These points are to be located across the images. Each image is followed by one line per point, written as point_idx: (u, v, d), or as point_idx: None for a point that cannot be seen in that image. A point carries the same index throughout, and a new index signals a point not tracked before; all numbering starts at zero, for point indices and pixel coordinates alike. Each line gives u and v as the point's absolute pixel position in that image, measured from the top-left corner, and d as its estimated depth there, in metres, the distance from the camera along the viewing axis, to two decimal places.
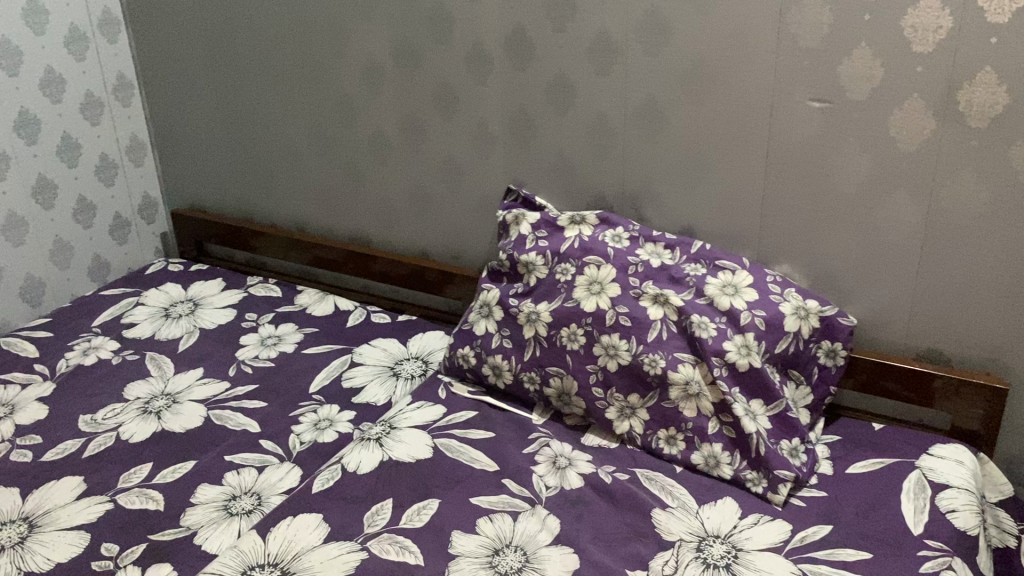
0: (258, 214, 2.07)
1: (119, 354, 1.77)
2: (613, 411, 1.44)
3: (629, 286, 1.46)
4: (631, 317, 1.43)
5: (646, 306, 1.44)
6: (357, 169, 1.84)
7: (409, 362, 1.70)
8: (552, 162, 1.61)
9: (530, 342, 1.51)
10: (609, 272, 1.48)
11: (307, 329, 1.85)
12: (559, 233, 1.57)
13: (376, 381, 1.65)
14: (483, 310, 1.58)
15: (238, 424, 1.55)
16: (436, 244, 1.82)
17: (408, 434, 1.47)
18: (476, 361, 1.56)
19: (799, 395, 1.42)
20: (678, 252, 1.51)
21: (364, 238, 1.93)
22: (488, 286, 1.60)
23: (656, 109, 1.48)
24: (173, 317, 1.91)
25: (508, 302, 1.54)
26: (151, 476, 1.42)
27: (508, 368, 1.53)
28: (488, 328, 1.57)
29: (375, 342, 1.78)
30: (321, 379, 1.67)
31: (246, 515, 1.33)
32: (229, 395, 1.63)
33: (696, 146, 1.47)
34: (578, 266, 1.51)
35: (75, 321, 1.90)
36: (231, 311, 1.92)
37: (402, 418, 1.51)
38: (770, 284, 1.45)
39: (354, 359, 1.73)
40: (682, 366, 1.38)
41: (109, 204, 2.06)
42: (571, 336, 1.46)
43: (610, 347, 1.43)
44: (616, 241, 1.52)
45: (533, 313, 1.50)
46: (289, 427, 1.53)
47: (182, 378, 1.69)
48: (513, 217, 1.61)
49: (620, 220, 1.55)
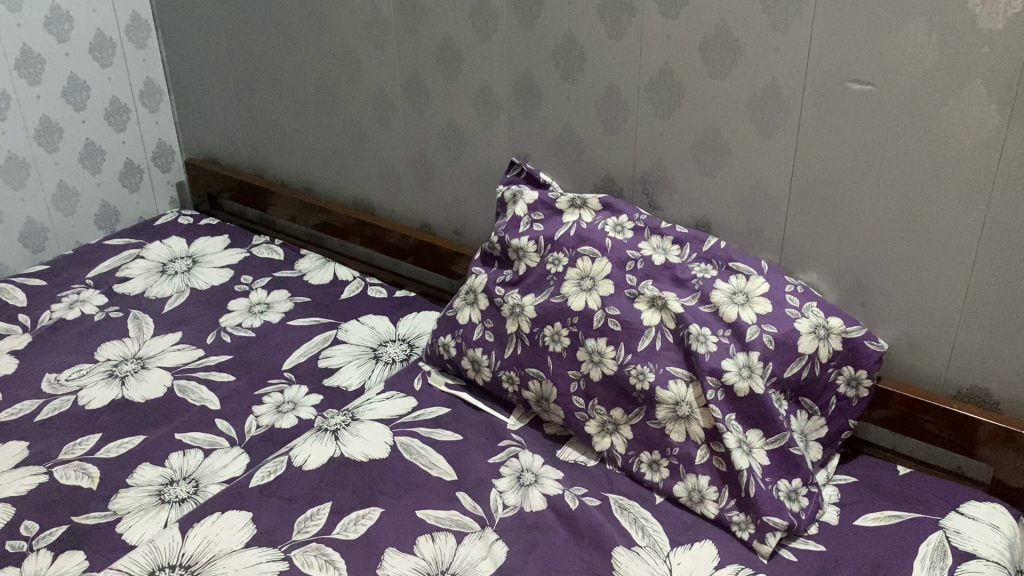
0: (268, 170, 1.95)
1: (103, 310, 1.70)
2: (593, 425, 1.27)
3: (623, 286, 1.28)
4: (621, 321, 1.25)
5: (640, 309, 1.26)
6: (362, 128, 1.71)
7: (393, 345, 1.57)
8: (560, 136, 1.44)
9: (512, 338, 1.35)
10: (605, 267, 1.30)
11: (299, 298, 1.72)
12: (557, 218, 1.39)
13: (354, 364, 1.52)
14: (468, 297, 1.43)
15: (199, 398, 1.45)
16: (439, 216, 1.68)
17: (368, 428, 1.33)
18: (456, 352, 1.42)
19: (810, 426, 1.21)
20: (687, 249, 1.31)
21: (369, 204, 1.79)
22: (477, 270, 1.44)
23: (672, 81, 1.27)
24: (168, 274, 1.83)
25: (493, 291, 1.39)
26: (95, 449, 1.34)
27: (487, 364, 1.38)
28: (472, 317, 1.41)
29: (365, 318, 1.65)
30: (298, 355, 1.55)
31: (178, 504, 1.23)
32: (200, 365, 1.53)
33: (716, 127, 1.27)
34: (571, 257, 1.33)
35: (71, 270, 1.84)
36: (228, 273, 1.82)
37: (367, 409, 1.38)
38: (788, 295, 1.24)
39: (337, 337, 1.60)
40: (673, 383, 1.20)
41: (119, 151, 1.98)
42: (554, 336, 1.30)
43: (594, 353, 1.26)
44: (617, 232, 1.34)
45: (516, 306, 1.35)
46: (249, 407, 1.42)
47: (158, 342, 1.60)
48: (511, 194, 1.45)
49: (626, 206, 1.36)
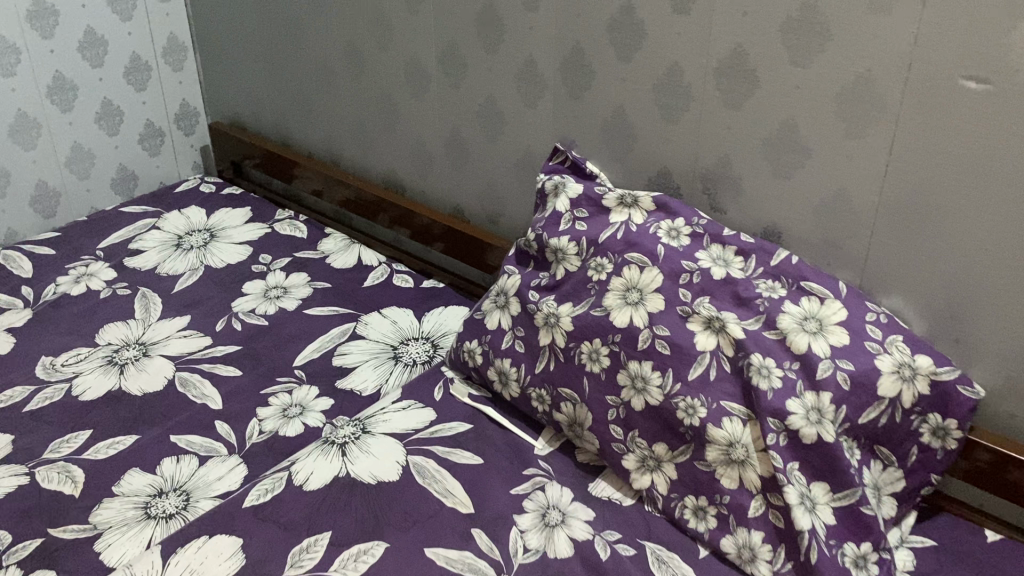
0: (295, 138, 1.81)
1: (110, 287, 1.58)
2: (632, 459, 1.11)
3: (675, 302, 1.12)
4: (670, 343, 1.09)
5: (694, 331, 1.09)
6: (394, 99, 1.54)
7: (415, 344, 1.42)
8: (611, 122, 1.26)
9: (545, 352, 1.19)
10: (656, 278, 1.13)
11: (319, 283, 1.58)
12: (603, 217, 1.23)
13: (370, 365, 1.38)
14: (498, 300, 1.28)
15: (200, 395, 1.32)
16: (473, 201, 1.52)
17: (380, 444, 1.20)
18: (482, 360, 1.27)
19: (884, 478, 1.04)
20: (752, 262, 1.13)
21: (399, 183, 1.64)
22: (510, 269, 1.29)
23: (745, 65, 1.09)
24: (183, 248, 1.70)
25: (526, 296, 1.23)
26: (83, 449, 1.22)
27: (516, 378, 1.23)
28: (501, 323, 1.26)
29: (387, 311, 1.50)
30: (311, 350, 1.41)
31: (164, 521, 1.11)
32: (205, 355, 1.41)
33: (794, 122, 1.08)
34: (616, 263, 1.17)
35: (82, 239, 1.72)
36: (246, 250, 1.69)
37: (380, 420, 1.24)
38: (869, 326, 1.06)
39: (355, 331, 1.46)
40: (727, 421, 1.04)
41: (139, 111, 1.85)
42: (592, 354, 1.14)
43: (637, 378, 1.10)
44: (672, 238, 1.17)
45: (552, 315, 1.19)
46: (253, 409, 1.29)
47: (164, 327, 1.48)
48: (552, 186, 1.29)
49: (682, 207, 1.19)
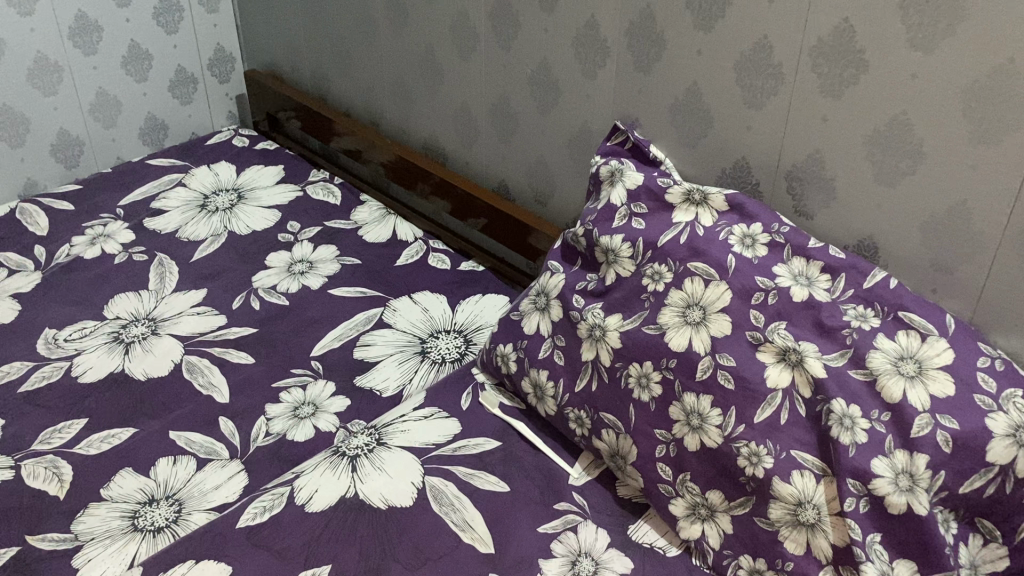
0: (333, 93, 1.65)
1: (126, 252, 1.47)
2: (680, 505, 0.96)
3: (744, 326, 0.94)
4: (734, 376, 0.93)
5: (764, 364, 0.92)
6: (438, 58, 1.37)
7: (446, 339, 1.27)
8: (682, 102, 1.08)
9: (587, 369, 1.04)
10: (723, 295, 0.96)
11: (347, 259, 1.44)
12: (665, 215, 1.05)
13: (394, 360, 1.24)
14: (538, 301, 1.12)
15: (207, 385, 1.20)
16: (520, 178, 1.35)
17: (394, 461, 1.06)
18: (517, 368, 1.12)
19: (985, 556, 0.83)
20: (841, 282, 0.95)
21: (440, 151, 1.48)
22: (554, 266, 1.13)
23: (850, 46, 0.89)
24: (207, 211, 1.57)
25: (570, 302, 1.07)
26: (76, 441, 1.12)
27: (552, 395, 1.07)
28: (540, 328, 1.11)
29: (418, 296, 1.35)
30: (331, 339, 1.28)
31: (151, 536, 1.00)
32: (217, 338, 1.28)
33: (908, 118, 0.88)
34: (677, 273, 1.00)
35: (104, 194, 1.61)
36: (274, 216, 1.55)
37: (399, 430, 1.11)
38: (981, 374, 0.86)
39: (382, 318, 1.32)
40: (798, 475, 0.88)
41: (170, 56, 1.72)
42: (641, 380, 0.98)
43: (692, 414, 0.94)
44: (745, 247, 0.99)
45: (597, 328, 1.03)
46: (263, 405, 1.17)
47: (177, 301, 1.36)
48: (608, 172, 1.12)
49: (760, 210, 1.01)
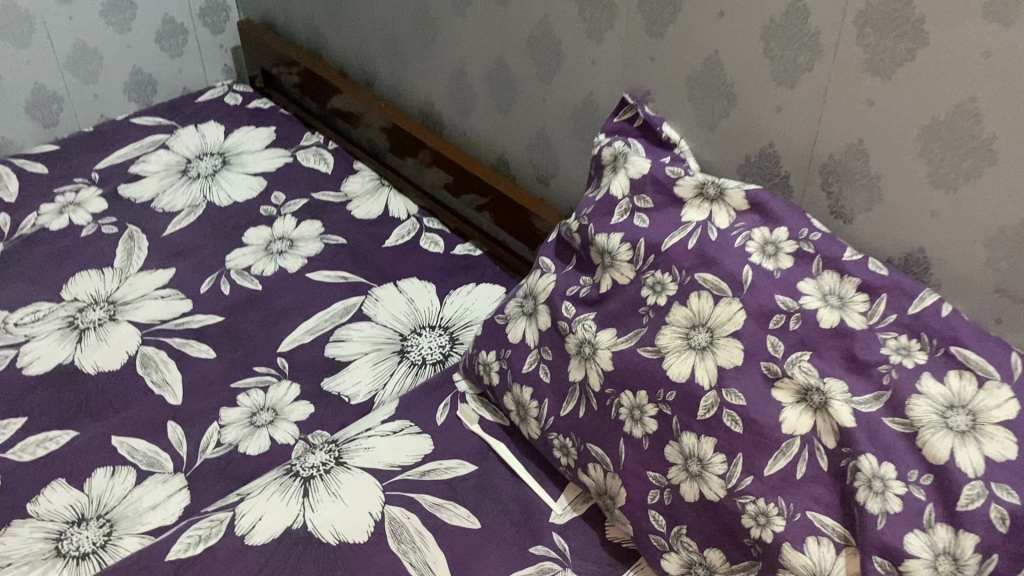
0: (328, 48, 1.50)
1: (96, 223, 1.34)
2: (674, 562, 0.81)
3: (758, 356, 0.78)
4: (743, 418, 0.77)
5: (780, 405, 0.76)
6: (431, 13, 1.20)
7: (429, 337, 1.13)
8: (700, 75, 0.90)
9: (574, 392, 0.89)
10: (735, 317, 0.80)
11: (332, 238, 1.29)
12: (673, 212, 0.89)
13: (369, 361, 1.10)
14: (525, 305, 0.97)
15: (160, 382, 1.08)
16: (521, 153, 1.19)
17: (352, 486, 0.93)
18: (499, 380, 0.98)
19: None
20: (881, 305, 0.77)
21: (438, 118, 1.32)
22: (546, 264, 0.98)
23: (905, 15, 0.70)
24: (188, 177, 1.44)
25: (559, 309, 0.92)
26: (10, 444, 1.01)
27: (536, 417, 0.93)
28: (526, 336, 0.96)
29: (404, 284, 1.21)
30: (302, 332, 1.14)
31: (74, 564, 0.88)
32: (178, 327, 1.16)
33: (975, 107, 0.69)
34: (682, 285, 0.84)
35: (80, 156, 1.49)
36: (259, 186, 1.41)
37: (362, 448, 0.97)
38: None
39: (361, 309, 1.17)
40: (813, 544, 0.73)
41: (155, 5, 1.57)
42: (633, 412, 0.83)
43: (691, 459, 0.79)
44: (765, 258, 0.82)
45: (587, 344, 0.88)
46: (217, 410, 1.04)
47: (142, 282, 1.23)
48: (610, 156, 0.95)
49: (787, 212, 0.84)
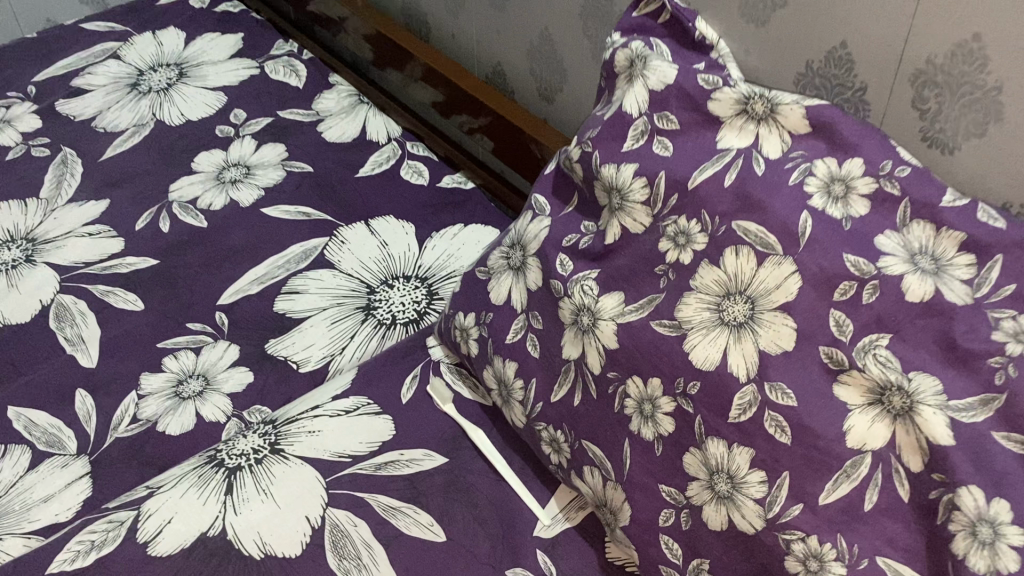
0: None
1: (25, 144, 1.14)
2: None
3: (816, 339, 0.56)
4: (792, 424, 0.56)
5: (845, 409, 0.55)
6: None
7: (402, 291, 0.92)
8: None
9: (568, 374, 0.69)
10: (787, 285, 0.58)
11: (295, 165, 1.06)
12: (705, 136, 0.65)
13: (326, 319, 0.90)
14: (511, 257, 0.76)
15: (75, 340, 0.89)
16: (522, 61, 0.96)
17: (286, 482, 0.74)
18: (478, 351, 0.77)
19: None
20: (992, 270, 0.53)
21: (427, 20, 1.10)
22: (539, 204, 0.76)
23: None
24: (138, 92, 1.22)
25: (552, 264, 0.71)
26: None
27: (521, 402, 0.73)
28: (511, 297, 0.74)
29: (377, 224, 0.98)
30: (250, 282, 0.94)
31: None
32: (104, 271, 0.96)
33: None
34: (714, 238, 0.61)
35: (17, 66, 1.28)
36: (217, 102, 1.18)
37: (304, 431, 0.78)
38: None
39: (323, 254, 0.96)
40: None
41: None
42: (643, 407, 0.63)
43: (717, 474, 0.59)
44: (830, 202, 0.59)
45: (586, 313, 0.67)
46: (138, 376, 0.85)
47: (69, 216, 1.04)
48: (626, 60, 0.72)
49: (863, 136, 0.60)
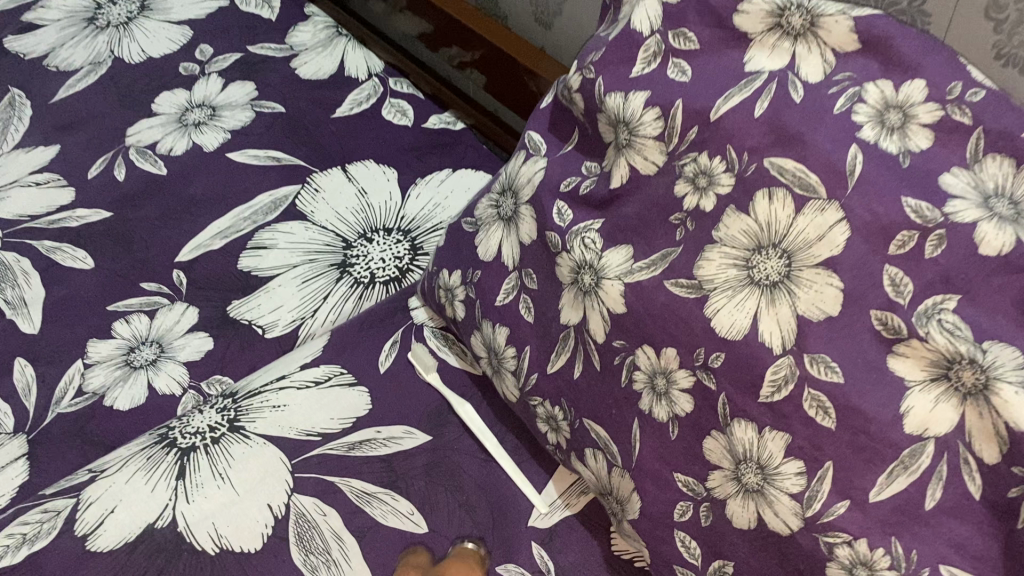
0: None
1: None
2: None
3: (867, 303, 0.46)
4: (837, 405, 0.46)
5: (902, 386, 0.45)
6: None
7: (382, 246, 0.81)
8: None
9: (567, 342, 0.59)
10: (831, 236, 0.47)
11: (265, 105, 0.95)
12: (730, 56, 0.54)
13: (296, 278, 0.80)
14: (501, 204, 0.65)
15: (16, 303, 0.80)
16: None
17: (246, 465, 0.64)
18: (466, 313, 0.68)
19: None
20: None
21: None
22: (535, 143, 0.65)
23: None
24: (94, 26, 1.09)
25: (548, 212, 0.60)
26: None
27: (513, 373, 0.64)
28: (502, 251, 0.64)
29: (354, 169, 0.88)
30: (212, 236, 0.83)
31: None
32: (51, 226, 0.86)
33: None
34: (741, 179, 0.51)
35: None
36: (183, 37, 1.06)
37: (266, 405, 0.68)
38: None
39: (296, 205, 0.85)
40: None
41: None
42: (655, 381, 0.53)
43: (745, 462, 0.50)
44: (884, 133, 0.47)
45: (587, 271, 0.57)
46: (85, 344, 0.76)
47: (14, 163, 0.93)
48: None
49: (926, 53, 0.48)
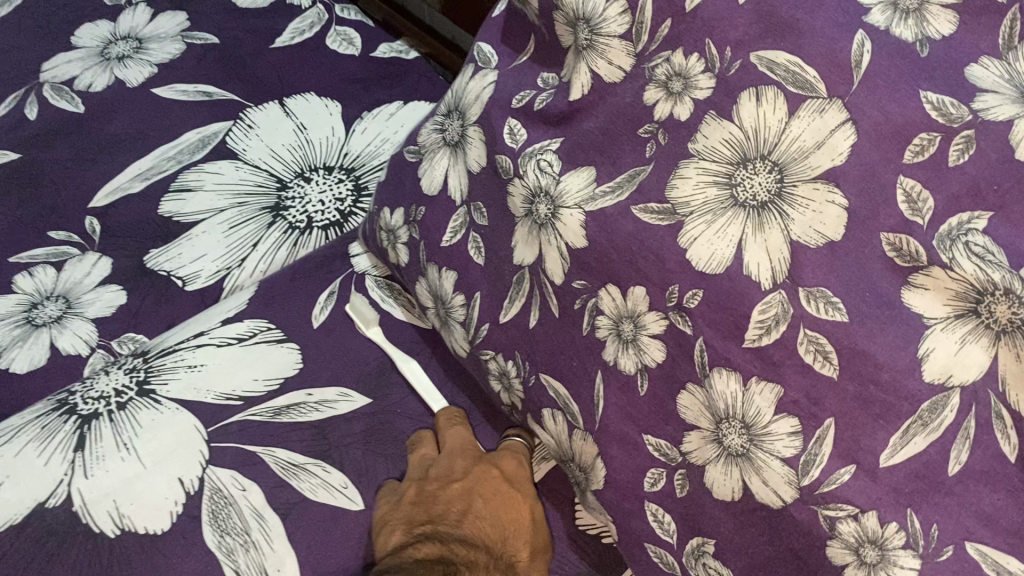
0: None
1: None
2: None
3: (876, 225, 0.37)
4: (840, 350, 0.38)
5: (918, 324, 0.37)
6: None
7: (320, 185, 0.73)
8: None
9: (521, 285, 0.50)
10: (832, 144, 0.38)
11: (196, 37, 0.83)
12: None
13: (222, 224, 0.71)
14: (446, 125, 0.56)
15: None
16: None
17: (155, 434, 0.55)
18: (409, 258, 0.58)
19: None
20: None
21: None
22: (484, 56, 0.55)
23: None
24: None
25: (498, 132, 0.51)
26: None
27: (462, 324, 0.55)
28: (448, 180, 0.55)
29: (293, 103, 0.78)
30: (131, 178, 0.74)
31: None
32: None
33: None
34: (722, 80, 0.42)
35: None
36: None
37: (179, 365, 0.59)
38: None
39: (226, 142, 0.76)
40: None
41: None
42: (621, 327, 0.45)
43: (727, 421, 0.42)
44: (900, 17, 0.38)
45: (542, 199, 0.48)
46: None
47: None
48: None
49: None
